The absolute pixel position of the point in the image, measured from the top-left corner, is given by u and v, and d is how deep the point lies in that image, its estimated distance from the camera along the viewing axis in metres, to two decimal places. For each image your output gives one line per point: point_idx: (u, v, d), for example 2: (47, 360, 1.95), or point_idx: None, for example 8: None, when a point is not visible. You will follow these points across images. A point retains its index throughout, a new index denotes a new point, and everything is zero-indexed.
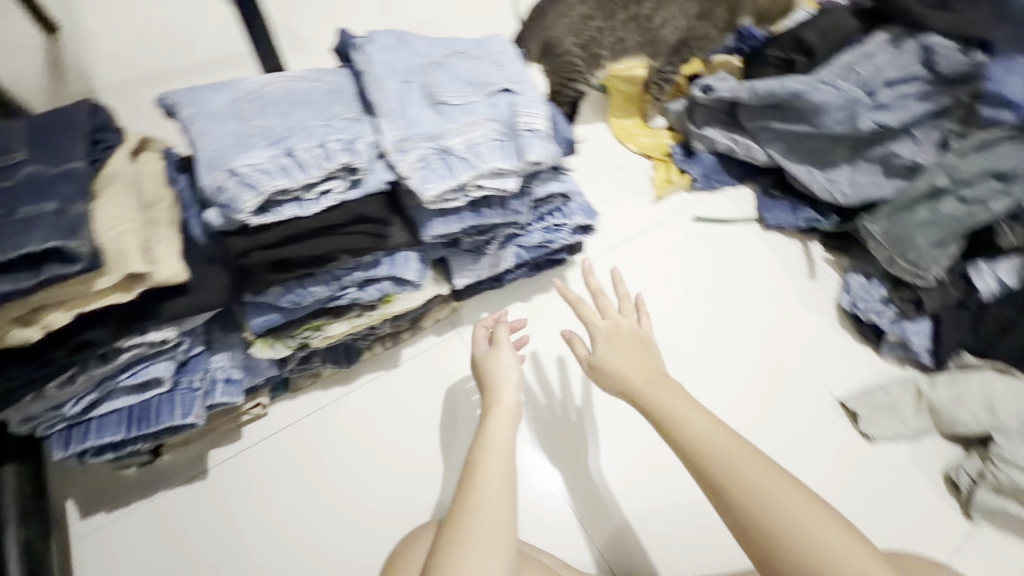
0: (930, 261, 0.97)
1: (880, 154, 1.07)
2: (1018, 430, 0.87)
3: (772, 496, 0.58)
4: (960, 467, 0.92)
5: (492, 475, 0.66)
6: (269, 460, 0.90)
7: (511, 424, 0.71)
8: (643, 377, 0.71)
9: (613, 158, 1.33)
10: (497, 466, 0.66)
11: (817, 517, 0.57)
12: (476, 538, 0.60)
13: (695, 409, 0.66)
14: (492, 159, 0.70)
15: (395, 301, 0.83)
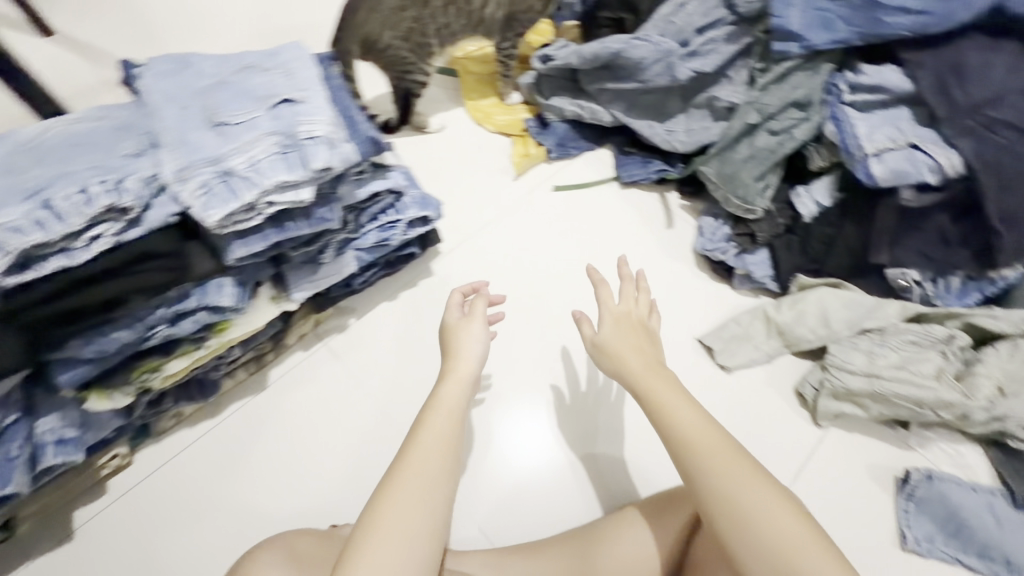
0: (756, 193, 1.03)
1: (705, 99, 1.12)
2: (846, 337, 0.97)
3: (732, 480, 0.59)
4: (805, 380, 0.99)
5: (432, 439, 0.69)
6: (195, 474, 0.91)
7: (462, 391, 0.76)
8: (643, 362, 0.74)
9: (472, 140, 1.33)
10: (443, 430, 0.71)
11: (760, 493, 0.58)
12: (405, 493, 0.64)
13: (686, 402, 0.68)
14: (274, 173, 0.69)
15: (230, 328, 0.83)
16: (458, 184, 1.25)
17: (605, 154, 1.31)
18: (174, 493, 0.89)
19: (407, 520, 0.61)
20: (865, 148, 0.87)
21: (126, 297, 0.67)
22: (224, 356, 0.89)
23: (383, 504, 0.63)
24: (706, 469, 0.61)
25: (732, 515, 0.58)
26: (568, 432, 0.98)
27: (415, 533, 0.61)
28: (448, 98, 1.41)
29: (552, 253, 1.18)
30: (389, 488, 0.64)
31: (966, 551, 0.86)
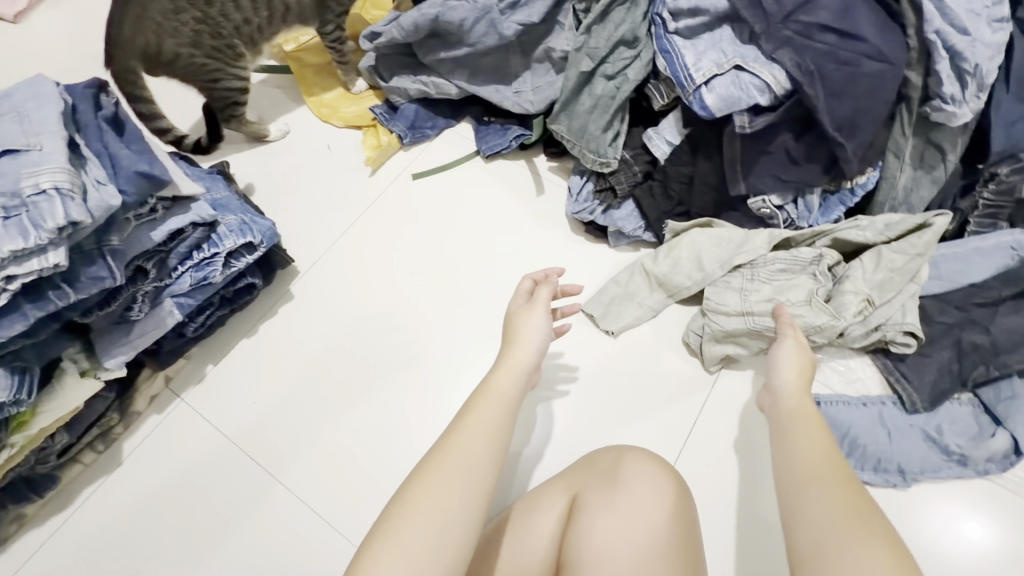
0: (607, 144, 0.97)
1: (543, 51, 1.04)
2: (721, 278, 0.93)
3: (837, 506, 0.52)
4: (689, 329, 0.95)
5: (484, 421, 0.62)
6: (174, 501, 0.88)
7: (518, 380, 0.69)
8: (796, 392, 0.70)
9: (321, 140, 1.22)
10: (493, 415, 0.63)
11: (870, 525, 0.49)
12: (447, 470, 0.57)
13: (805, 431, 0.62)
14: (1, 243, 0.59)
15: (36, 418, 0.73)
16: (310, 193, 1.15)
17: (465, 129, 1.22)
18: (141, 534, 0.86)
19: (450, 493, 0.55)
20: (695, 79, 0.83)
21: None
22: (48, 445, 0.79)
23: (428, 482, 0.56)
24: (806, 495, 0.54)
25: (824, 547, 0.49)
26: (574, 416, 0.93)
27: (454, 507, 0.55)
28: (289, 98, 1.28)
29: (421, 247, 1.09)
30: (439, 461, 0.58)
31: (864, 469, 0.87)
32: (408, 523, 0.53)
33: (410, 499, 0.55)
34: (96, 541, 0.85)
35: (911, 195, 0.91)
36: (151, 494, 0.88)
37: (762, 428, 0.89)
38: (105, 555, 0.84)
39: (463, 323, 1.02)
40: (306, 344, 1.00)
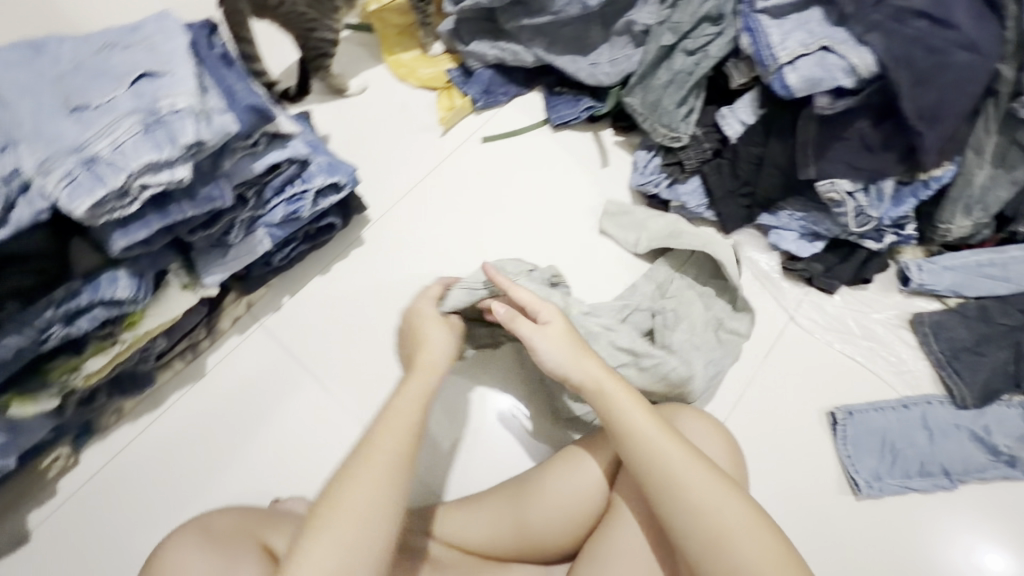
0: (680, 120, 0.99)
1: (624, 25, 1.07)
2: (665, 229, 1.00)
3: (711, 495, 0.61)
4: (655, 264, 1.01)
5: (396, 430, 0.67)
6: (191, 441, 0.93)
7: (429, 383, 0.74)
8: (595, 374, 0.71)
9: (397, 99, 1.27)
10: (405, 418, 0.68)
11: (736, 508, 0.61)
12: (359, 481, 0.61)
13: (638, 408, 0.68)
14: (140, 155, 0.66)
15: (144, 319, 0.81)
16: (385, 147, 1.21)
17: (535, 98, 1.25)
18: (177, 465, 0.92)
19: (368, 500, 0.60)
20: (779, 57, 0.83)
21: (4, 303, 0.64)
22: (149, 348, 0.88)
23: (336, 497, 0.60)
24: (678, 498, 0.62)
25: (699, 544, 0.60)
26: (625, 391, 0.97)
27: (373, 508, 0.60)
28: (369, 57, 1.34)
29: (485, 208, 1.14)
30: (355, 470, 0.62)
31: (910, 477, 0.86)
32: (325, 530, 0.58)
33: (331, 509, 0.59)
34: (179, 447, 0.93)
35: (987, 195, 0.90)
36: (227, 413, 0.96)
37: (807, 407, 0.92)
38: (177, 468, 0.92)
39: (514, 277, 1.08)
40: (372, 289, 1.06)
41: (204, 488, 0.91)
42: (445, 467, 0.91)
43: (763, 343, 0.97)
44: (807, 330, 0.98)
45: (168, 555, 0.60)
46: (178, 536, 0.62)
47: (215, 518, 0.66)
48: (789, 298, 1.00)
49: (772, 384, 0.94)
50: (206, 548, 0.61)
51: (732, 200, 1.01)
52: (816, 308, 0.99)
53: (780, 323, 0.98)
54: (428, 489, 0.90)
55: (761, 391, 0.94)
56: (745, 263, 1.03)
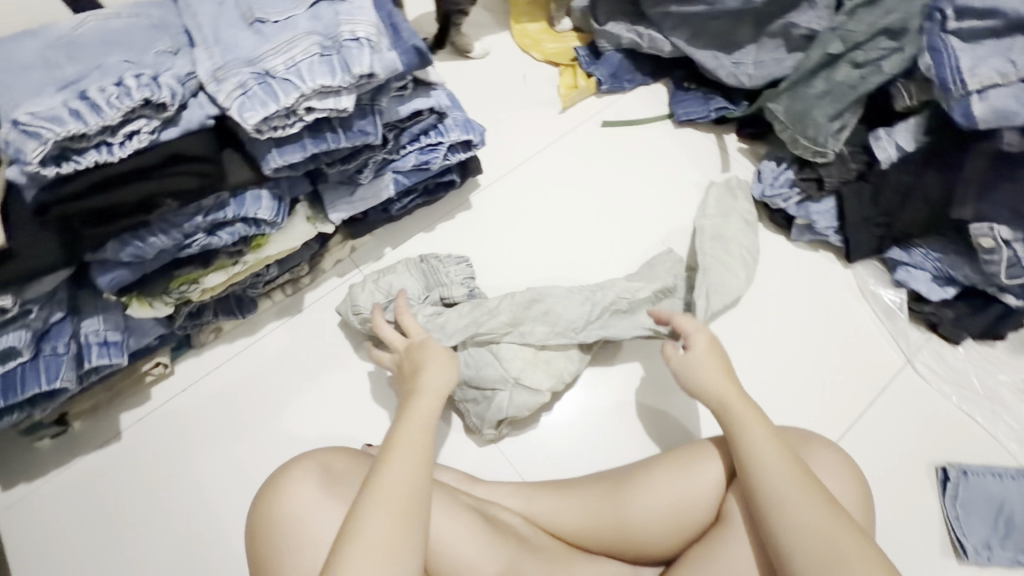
0: (829, 135, 0.93)
1: (781, 27, 1.01)
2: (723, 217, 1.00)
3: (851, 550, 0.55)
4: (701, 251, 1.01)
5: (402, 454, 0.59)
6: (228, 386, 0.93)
7: (432, 407, 0.65)
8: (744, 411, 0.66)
9: (518, 69, 1.24)
10: (414, 445, 0.60)
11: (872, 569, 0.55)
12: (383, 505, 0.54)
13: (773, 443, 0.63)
14: (314, 77, 0.65)
15: (268, 244, 0.81)
16: (501, 117, 1.18)
17: (659, 90, 1.21)
18: (204, 418, 0.91)
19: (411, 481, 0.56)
20: (968, 84, 0.76)
21: (161, 200, 0.64)
22: (261, 275, 0.88)
23: (388, 474, 0.56)
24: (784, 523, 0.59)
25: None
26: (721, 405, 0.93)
27: (407, 495, 0.55)
28: (495, 22, 1.29)
29: (594, 195, 1.11)
30: (399, 450, 0.59)
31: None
32: (369, 505, 0.54)
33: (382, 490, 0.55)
34: (271, 378, 0.94)
35: None
36: (321, 355, 0.96)
37: (915, 456, 0.87)
38: (266, 399, 0.93)
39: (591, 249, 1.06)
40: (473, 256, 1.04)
41: (290, 424, 0.92)
42: (531, 448, 0.89)
43: (875, 383, 0.93)
44: (924, 378, 0.93)
45: (290, 483, 0.61)
46: (299, 464, 0.62)
47: (332, 454, 0.66)
48: (909, 342, 0.95)
49: (879, 426, 0.90)
50: (327, 483, 0.61)
51: (865, 228, 0.95)
52: (937, 356, 0.94)
53: (896, 365, 0.94)
54: (509, 465, 0.88)
55: (867, 431, 0.90)
56: (866, 296, 0.99)
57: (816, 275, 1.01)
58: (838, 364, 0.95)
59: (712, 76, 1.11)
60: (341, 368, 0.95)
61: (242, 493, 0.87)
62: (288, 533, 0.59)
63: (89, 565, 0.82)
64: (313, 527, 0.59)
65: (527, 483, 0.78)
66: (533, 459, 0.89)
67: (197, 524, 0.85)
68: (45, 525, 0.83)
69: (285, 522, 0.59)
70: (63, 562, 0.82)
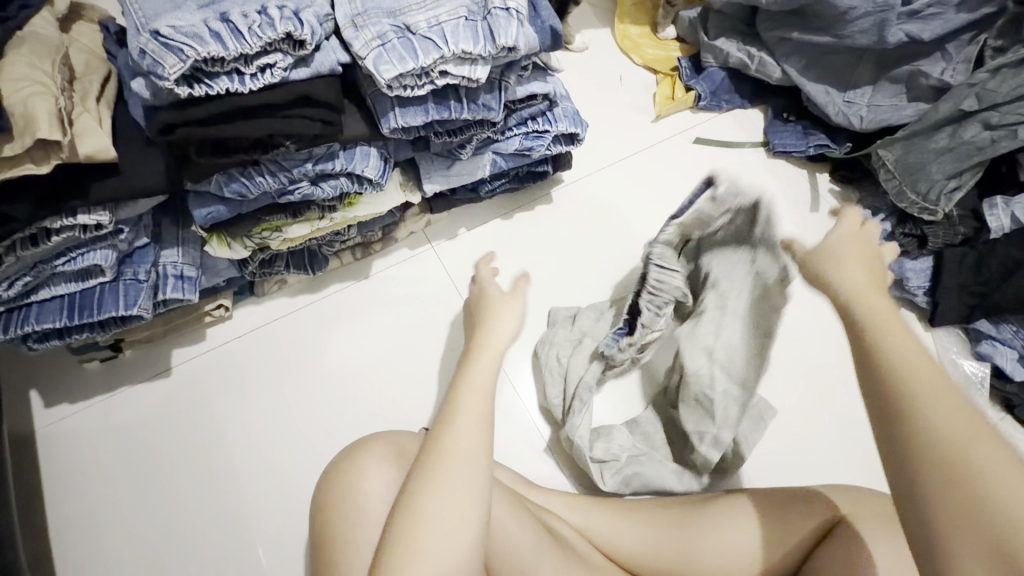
0: (942, 194, 0.91)
1: (907, 72, 0.97)
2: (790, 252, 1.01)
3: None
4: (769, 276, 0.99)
5: (463, 418, 0.54)
6: (290, 341, 0.91)
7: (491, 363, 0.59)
8: (855, 280, 0.56)
9: (615, 70, 1.20)
10: (472, 408, 0.55)
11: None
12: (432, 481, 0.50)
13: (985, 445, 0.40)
14: (458, 40, 0.62)
15: (359, 205, 0.78)
16: (592, 116, 1.15)
17: (755, 116, 1.18)
18: (269, 367, 0.89)
19: (471, 448, 0.52)
20: None
21: (279, 141, 0.61)
22: (340, 234, 0.85)
23: (450, 441, 0.52)
24: (914, 432, 0.42)
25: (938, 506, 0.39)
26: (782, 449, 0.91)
27: (466, 466, 0.51)
28: (596, 18, 1.25)
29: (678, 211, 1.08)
30: (457, 412, 0.54)
31: None
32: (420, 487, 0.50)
33: (438, 456, 0.51)
34: (328, 341, 0.92)
35: None
36: (382, 326, 0.94)
37: None
38: (323, 362, 0.91)
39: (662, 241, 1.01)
40: (547, 251, 1.01)
41: (341, 390, 0.89)
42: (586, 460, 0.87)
43: None
44: None
45: (364, 460, 0.60)
46: (375, 444, 0.62)
47: (406, 437, 0.65)
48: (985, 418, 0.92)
49: None
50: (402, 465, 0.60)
51: (958, 294, 0.92)
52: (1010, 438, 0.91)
53: None
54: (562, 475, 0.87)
55: None
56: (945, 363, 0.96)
57: None
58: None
59: (818, 111, 1.07)
60: (401, 343, 0.93)
61: (287, 449, 0.86)
62: (358, 511, 0.57)
63: (121, 497, 0.80)
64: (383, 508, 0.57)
65: (583, 496, 0.77)
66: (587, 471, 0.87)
67: (236, 475, 0.83)
68: (83, 449, 0.82)
69: (356, 498, 0.57)
70: (96, 490, 0.80)
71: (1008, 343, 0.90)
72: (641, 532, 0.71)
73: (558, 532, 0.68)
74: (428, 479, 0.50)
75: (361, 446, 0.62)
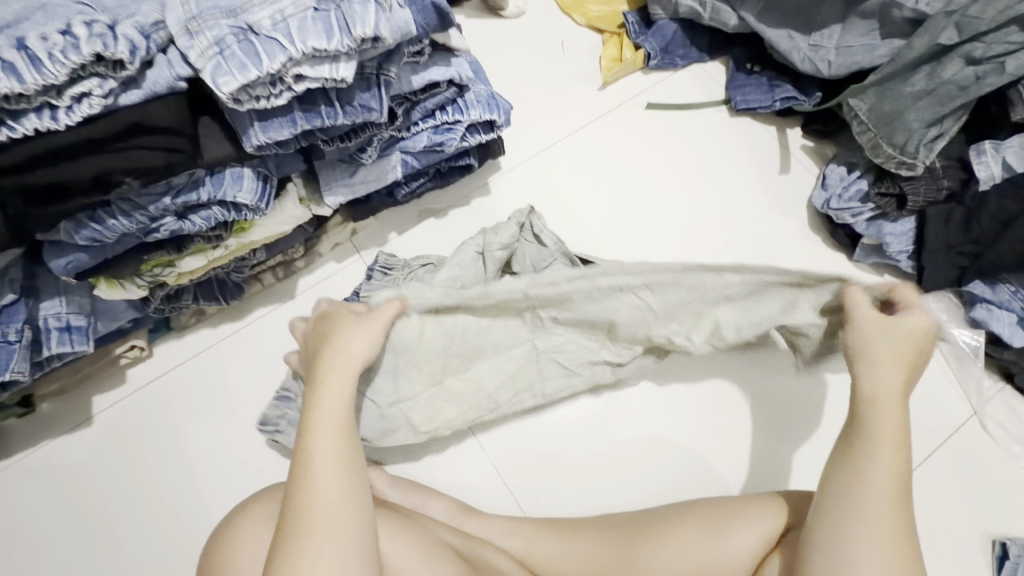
0: (921, 143, 0.79)
1: (879, 5, 0.83)
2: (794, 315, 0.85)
3: (885, 463, 0.55)
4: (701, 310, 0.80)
5: (319, 458, 0.53)
6: (219, 372, 0.86)
7: (345, 385, 0.57)
8: (887, 376, 0.59)
9: (556, 35, 1.07)
10: (328, 451, 0.53)
11: (880, 489, 0.54)
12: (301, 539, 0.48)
13: (894, 451, 0.56)
14: (306, 35, 0.52)
15: (254, 229, 0.71)
16: (533, 91, 1.03)
17: (716, 71, 1.05)
18: (193, 405, 0.84)
19: (334, 497, 0.51)
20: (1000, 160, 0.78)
21: (120, 177, 0.54)
22: (247, 258, 0.78)
23: (306, 507, 0.50)
24: (856, 476, 0.56)
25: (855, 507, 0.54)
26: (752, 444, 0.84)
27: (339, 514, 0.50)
28: None
29: (631, 187, 0.98)
30: (309, 471, 0.52)
31: None
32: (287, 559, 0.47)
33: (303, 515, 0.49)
34: (263, 370, 0.86)
35: None
36: None
37: (969, 521, 0.78)
38: (261, 392, 0.85)
39: (559, 185, 0.97)
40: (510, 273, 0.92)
41: None
42: (538, 476, 0.82)
43: (932, 435, 0.82)
44: (989, 434, 0.82)
45: (245, 524, 0.55)
46: (254, 509, 0.57)
47: None
48: (979, 390, 0.84)
49: (929, 488, 0.80)
50: None
51: (945, 256, 0.82)
52: (1007, 409, 0.83)
53: (961, 416, 0.83)
54: (514, 500, 0.81)
55: (918, 489, 0.80)
56: None
57: None
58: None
59: (782, 59, 0.94)
60: None
61: (219, 491, 0.81)
62: None
63: (56, 552, 0.78)
64: None
65: (528, 518, 0.72)
66: (542, 488, 0.81)
67: (172, 520, 0.80)
68: (13, 505, 0.79)
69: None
70: (32, 550, 0.77)
71: (1005, 306, 0.80)
72: (585, 554, 0.66)
73: (487, 565, 0.63)
74: (289, 550, 0.48)
75: (240, 513, 0.57)
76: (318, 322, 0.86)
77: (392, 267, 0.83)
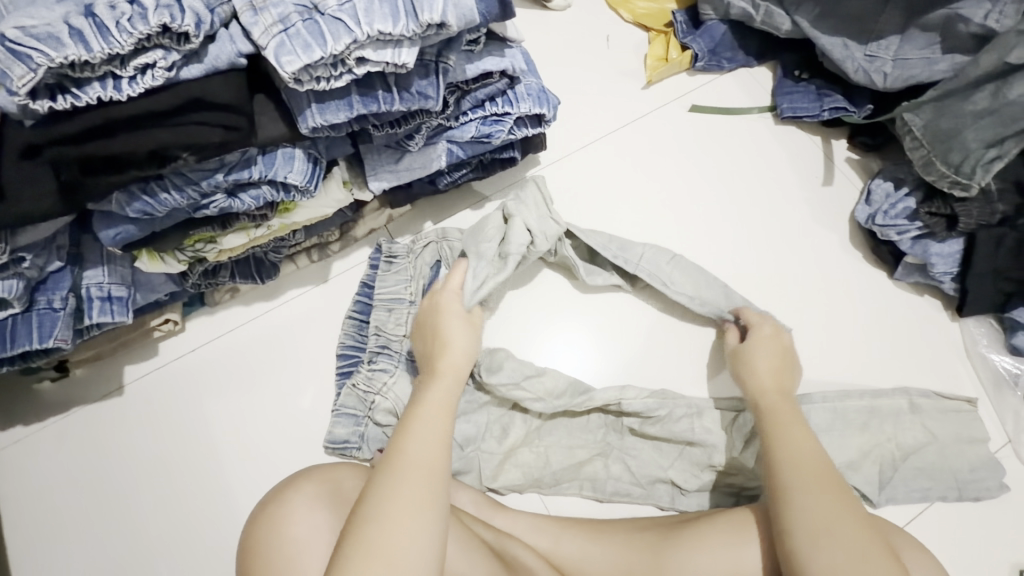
0: (978, 165, 0.77)
1: (942, 17, 0.81)
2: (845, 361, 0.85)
3: (791, 436, 0.66)
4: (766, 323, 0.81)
5: (427, 423, 0.59)
6: (250, 351, 0.86)
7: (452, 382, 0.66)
8: (764, 377, 0.74)
9: (601, 29, 1.06)
10: (433, 421, 0.60)
11: (810, 451, 0.64)
12: (401, 478, 0.53)
13: (803, 432, 0.66)
14: (372, 17, 0.51)
15: (297, 211, 0.71)
16: (575, 85, 1.02)
17: (762, 76, 1.03)
18: (223, 380, 0.85)
19: (431, 456, 0.56)
20: None
21: (175, 151, 0.53)
22: (286, 239, 0.78)
23: (405, 457, 0.55)
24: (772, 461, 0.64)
25: (777, 487, 0.62)
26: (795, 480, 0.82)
27: (429, 465, 0.55)
28: None
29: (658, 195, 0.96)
30: (414, 429, 0.58)
31: None
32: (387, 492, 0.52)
33: (395, 467, 0.54)
34: (294, 351, 0.86)
35: None
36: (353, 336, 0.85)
37: (1000, 551, 0.77)
38: (293, 374, 0.86)
39: (599, 184, 0.96)
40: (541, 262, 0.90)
41: (304, 405, 0.84)
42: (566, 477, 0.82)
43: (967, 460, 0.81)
44: None
45: (294, 501, 0.55)
46: (304, 484, 0.58)
47: (345, 473, 0.61)
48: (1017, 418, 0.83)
49: (958, 515, 0.79)
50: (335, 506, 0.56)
51: (991, 281, 0.81)
52: None
53: (998, 443, 0.82)
54: (538, 497, 0.81)
55: (949, 515, 0.79)
56: (973, 357, 0.86)
57: (915, 324, 0.88)
58: (935, 440, 0.80)
59: (833, 67, 0.92)
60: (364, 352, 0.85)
61: (245, 469, 0.82)
62: (285, 558, 0.52)
63: (82, 518, 0.78)
64: (314, 555, 0.52)
65: (556, 517, 0.72)
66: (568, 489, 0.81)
67: (199, 495, 0.80)
68: (41, 468, 0.80)
69: (284, 547, 0.53)
70: (61, 515, 0.78)
71: None
72: (616, 554, 0.66)
73: (517, 562, 0.63)
74: (387, 486, 0.52)
75: (290, 485, 0.58)
76: (344, 332, 0.85)
77: (398, 258, 0.86)
